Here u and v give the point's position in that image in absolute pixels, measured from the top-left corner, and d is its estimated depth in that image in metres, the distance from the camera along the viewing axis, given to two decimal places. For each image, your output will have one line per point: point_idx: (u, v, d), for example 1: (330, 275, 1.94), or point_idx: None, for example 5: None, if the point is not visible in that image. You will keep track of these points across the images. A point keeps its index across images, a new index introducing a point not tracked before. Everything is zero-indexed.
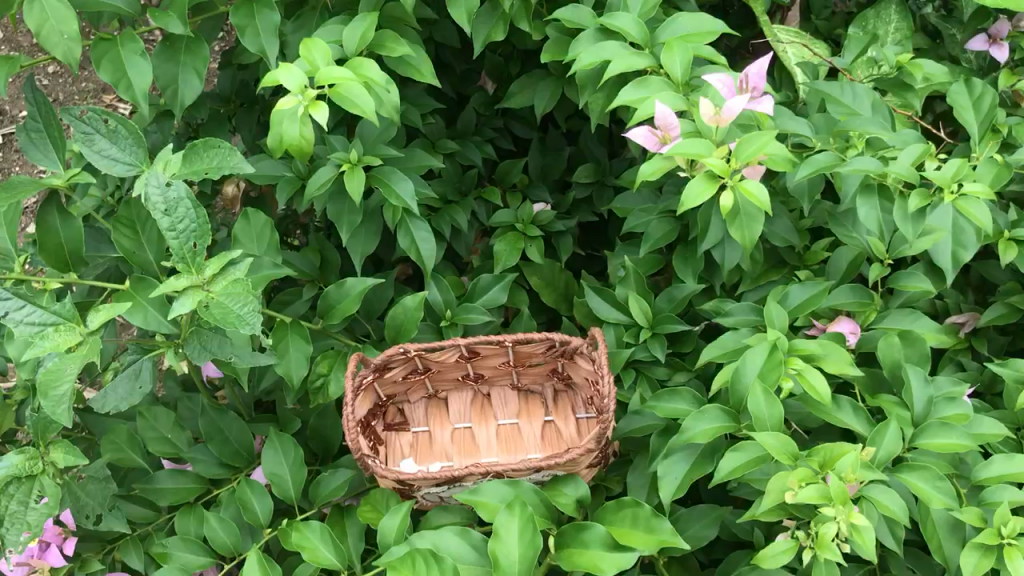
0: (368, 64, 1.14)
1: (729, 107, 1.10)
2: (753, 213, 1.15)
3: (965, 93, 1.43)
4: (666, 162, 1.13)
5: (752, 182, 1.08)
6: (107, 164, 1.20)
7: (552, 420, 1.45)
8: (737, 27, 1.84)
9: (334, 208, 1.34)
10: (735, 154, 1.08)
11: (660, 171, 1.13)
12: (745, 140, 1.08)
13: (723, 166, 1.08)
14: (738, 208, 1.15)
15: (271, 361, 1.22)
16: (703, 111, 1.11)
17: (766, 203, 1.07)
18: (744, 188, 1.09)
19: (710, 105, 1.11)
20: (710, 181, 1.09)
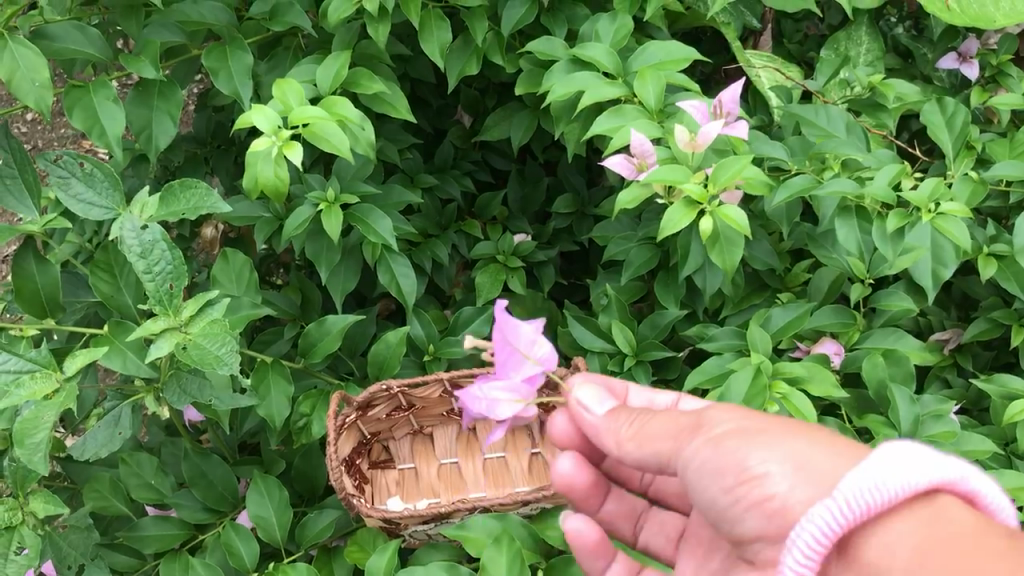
0: (344, 102, 1.14)
1: (704, 132, 1.11)
2: (733, 236, 1.14)
3: (938, 112, 1.45)
4: (642, 191, 1.13)
5: (731, 207, 1.08)
6: (84, 210, 1.19)
7: (539, 453, 1.44)
8: (711, 53, 1.85)
9: (313, 246, 1.33)
10: (712, 179, 1.09)
11: (637, 199, 1.13)
12: (722, 165, 1.09)
13: (701, 192, 1.08)
14: (715, 233, 1.14)
15: (253, 402, 1.22)
16: (679, 139, 1.12)
17: (746, 227, 1.08)
18: (724, 213, 1.09)
19: (685, 132, 1.12)
20: (689, 207, 1.10)
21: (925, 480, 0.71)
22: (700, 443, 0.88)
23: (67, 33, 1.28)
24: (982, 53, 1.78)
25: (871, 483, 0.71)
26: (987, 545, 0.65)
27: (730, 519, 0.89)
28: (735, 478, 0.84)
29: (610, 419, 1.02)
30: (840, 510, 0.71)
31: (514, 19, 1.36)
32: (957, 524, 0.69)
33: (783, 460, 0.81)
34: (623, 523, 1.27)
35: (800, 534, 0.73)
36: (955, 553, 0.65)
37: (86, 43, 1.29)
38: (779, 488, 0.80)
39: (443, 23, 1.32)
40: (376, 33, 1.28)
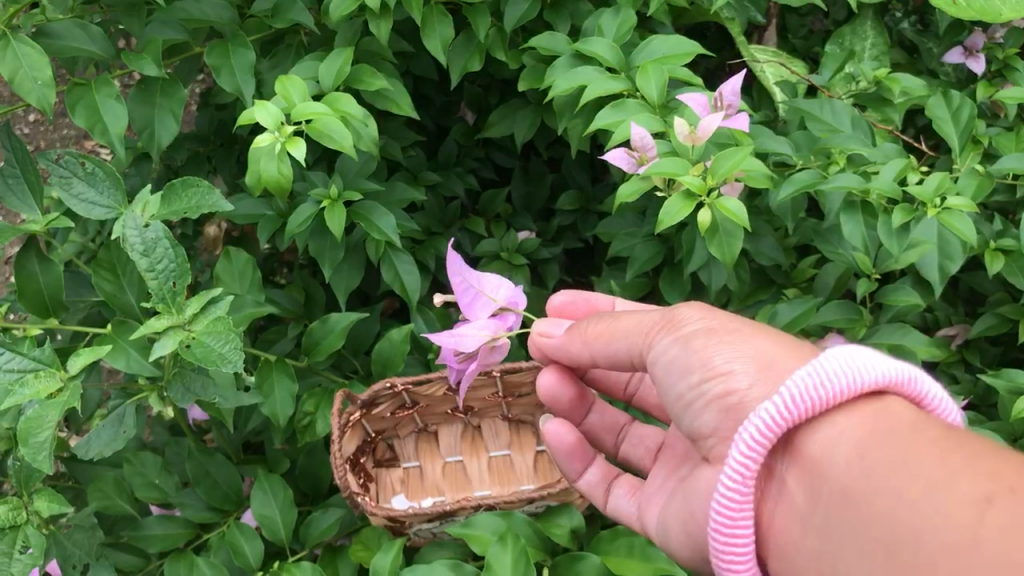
0: (346, 99, 1.13)
1: (704, 125, 1.10)
2: (732, 229, 1.13)
3: (944, 106, 1.44)
4: (643, 183, 1.13)
5: (730, 201, 1.08)
6: (84, 209, 1.20)
7: (544, 451, 1.43)
8: (714, 49, 1.84)
9: (316, 243, 1.33)
10: (711, 172, 1.08)
11: (637, 192, 1.13)
12: (722, 157, 1.07)
13: (701, 184, 1.07)
14: (715, 226, 1.13)
15: (255, 400, 1.21)
16: (679, 133, 1.11)
17: (744, 220, 1.07)
18: (722, 206, 1.08)
19: (685, 125, 1.11)
20: (688, 200, 1.09)
21: (872, 377, 0.78)
22: (669, 337, 0.97)
23: (68, 31, 1.27)
24: (988, 47, 1.77)
25: (820, 374, 0.78)
26: (920, 430, 0.73)
27: (688, 416, 0.95)
28: (699, 373, 0.91)
29: (573, 336, 1.13)
30: (791, 402, 0.78)
31: (517, 15, 1.36)
32: (896, 416, 0.76)
33: (745, 359, 0.88)
34: (606, 436, 1.33)
35: (750, 423, 0.80)
36: (894, 445, 0.72)
37: (89, 41, 1.28)
38: (739, 386, 0.87)
39: (445, 18, 1.31)
40: (377, 29, 1.27)
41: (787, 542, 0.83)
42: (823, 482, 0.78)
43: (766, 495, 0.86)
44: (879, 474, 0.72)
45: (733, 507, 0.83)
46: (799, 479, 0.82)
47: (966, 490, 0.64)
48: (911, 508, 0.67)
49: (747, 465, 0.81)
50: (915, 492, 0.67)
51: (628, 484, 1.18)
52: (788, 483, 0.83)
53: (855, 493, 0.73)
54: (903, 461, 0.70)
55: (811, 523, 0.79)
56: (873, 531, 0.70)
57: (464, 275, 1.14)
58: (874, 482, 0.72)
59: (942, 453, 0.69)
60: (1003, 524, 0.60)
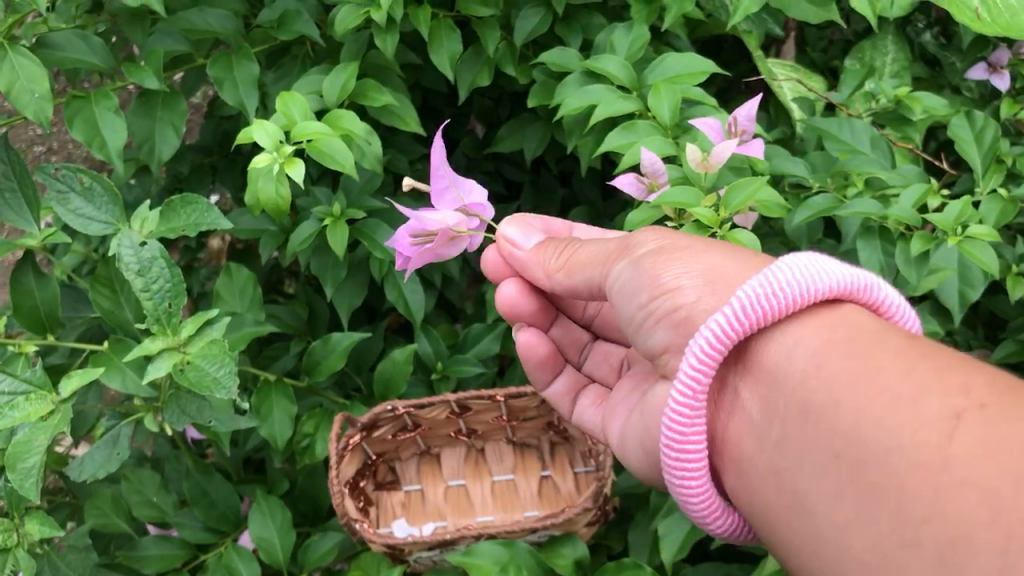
0: (348, 117, 1.10)
1: (717, 153, 1.06)
2: None
3: (967, 126, 1.40)
4: (653, 211, 1.09)
5: (743, 233, 1.03)
6: (81, 225, 1.16)
7: (549, 476, 1.39)
8: (731, 62, 1.80)
9: (318, 261, 1.30)
10: (724, 203, 1.04)
11: (646, 221, 1.09)
12: (735, 187, 1.03)
13: (713, 215, 1.04)
14: None
15: (253, 423, 1.19)
16: (691, 159, 1.07)
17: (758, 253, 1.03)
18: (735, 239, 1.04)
19: (697, 151, 1.07)
20: (699, 232, 1.05)
21: (826, 286, 0.75)
22: (624, 262, 0.93)
23: (69, 41, 1.25)
24: (1012, 63, 1.72)
25: (771, 284, 0.75)
26: (878, 340, 0.69)
27: (641, 335, 0.92)
28: (648, 292, 0.88)
29: (538, 253, 1.11)
30: (741, 313, 0.75)
31: (527, 29, 1.33)
32: (851, 325, 0.73)
33: (693, 274, 0.85)
34: (569, 351, 1.32)
35: (699, 338, 0.77)
36: (850, 353, 0.69)
37: (89, 52, 1.26)
38: (688, 299, 0.83)
39: (453, 33, 1.28)
40: (384, 44, 1.25)
41: (737, 462, 0.80)
42: (776, 394, 0.74)
43: (717, 409, 0.83)
44: (834, 384, 0.68)
45: (681, 426, 0.80)
46: (750, 392, 0.78)
47: (931, 406, 0.60)
48: (874, 422, 0.63)
49: (697, 382, 0.78)
50: (879, 405, 0.63)
51: (592, 395, 1.23)
52: (739, 398, 0.80)
53: (810, 405, 0.69)
54: (861, 372, 0.66)
55: (765, 440, 0.76)
56: (832, 444, 0.66)
57: (446, 171, 1.06)
58: (831, 393, 0.67)
59: (905, 363, 0.65)
60: (972, 444, 0.56)
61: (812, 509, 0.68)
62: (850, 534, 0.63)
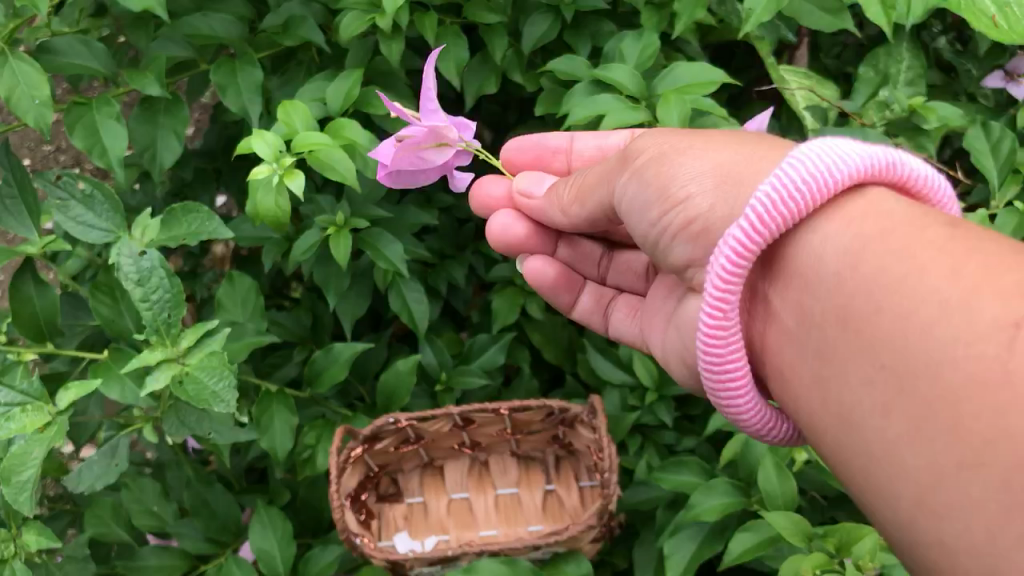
0: (351, 125, 1.09)
1: None
2: None
3: (983, 137, 1.37)
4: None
5: None
6: (82, 232, 1.13)
7: (554, 490, 1.37)
8: (742, 68, 1.78)
9: (321, 271, 1.28)
10: None
11: None
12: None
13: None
14: None
15: (253, 437, 1.17)
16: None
17: None
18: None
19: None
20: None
21: (851, 174, 0.74)
22: (628, 175, 0.94)
23: (70, 46, 1.23)
24: None
25: (785, 187, 0.75)
26: (914, 224, 0.69)
27: (663, 250, 0.94)
28: (660, 204, 0.89)
29: (550, 195, 1.12)
30: (760, 227, 0.75)
31: (535, 37, 1.31)
32: (883, 213, 0.72)
33: (702, 175, 0.85)
34: (585, 267, 1.31)
35: (722, 253, 0.77)
36: (889, 244, 0.68)
37: (92, 57, 1.25)
38: (701, 207, 0.84)
39: (460, 40, 1.26)
40: (389, 51, 1.23)
41: (781, 374, 0.81)
42: (812, 301, 0.74)
43: (755, 315, 0.85)
44: (874, 288, 0.67)
45: (716, 341, 0.81)
46: (785, 297, 0.79)
47: (986, 312, 0.59)
48: (927, 326, 0.62)
49: (726, 297, 0.79)
50: (926, 312, 0.62)
51: (626, 305, 1.24)
52: (776, 301, 0.81)
53: (847, 310, 0.70)
54: (904, 277, 0.65)
55: (810, 345, 0.75)
56: (879, 353, 0.65)
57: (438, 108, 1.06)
58: (872, 292, 0.67)
59: (951, 260, 0.64)
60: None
61: (860, 422, 0.67)
62: (900, 448, 0.63)
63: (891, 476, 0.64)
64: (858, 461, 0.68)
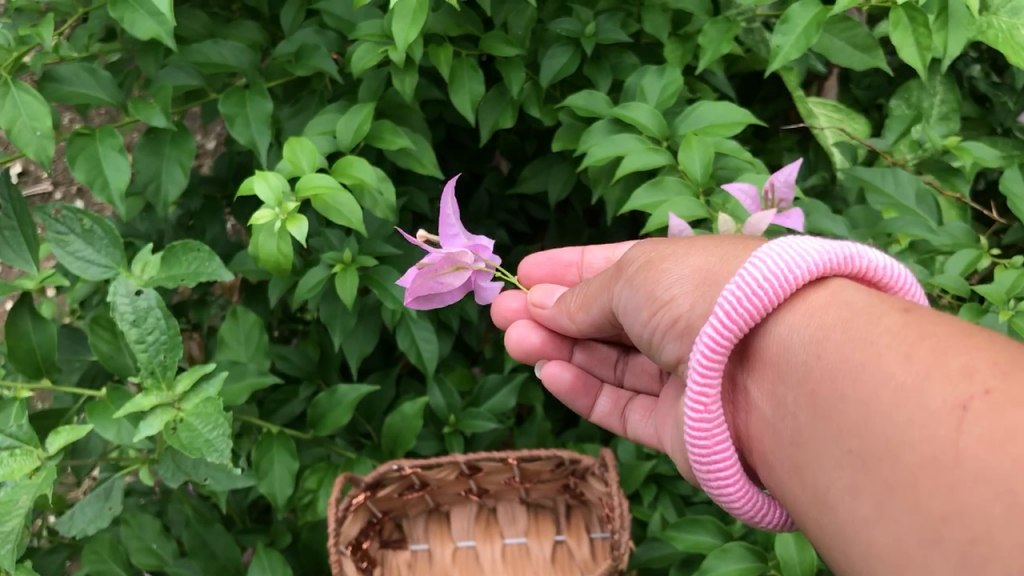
0: (358, 164, 1.05)
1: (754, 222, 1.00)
2: None
3: (1020, 180, 1.31)
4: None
5: None
6: (79, 268, 1.08)
7: (563, 540, 1.33)
8: (769, 99, 1.72)
9: (327, 309, 1.25)
10: None
11: None
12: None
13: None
14: None
15: (251, 482, 1.12)
16: (724, 231, 1.02)
17: None
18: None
19: (732, 223, 1.02)
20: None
21: (811, 261, 0.69)
22: (622, 285, 0.90)
23: (76, 74, 1.20)
24: None
25: (750, 282, 0.69)
26: (874, 309, 0.63)
27: (658, 354, 0.87)
28: (649, 309, 0.84)
29: (559, 304, 1.06)
30: (727, 322, 0.70)
31: (554, 69, 1.27)
32: (844, 299, 0.66)
33: (683, 278, 0.80)
34: (601, 369, 1.23)
35: (697, 346, 0.72)
36: (849, 329, 0.63)
37: (97, 85, 1.21)
38: (683, 308, 0.79)
39: (476, 73, 1.22)
40: (402, 84, 1.19)
41: (762, 457, 0.75)
42: (782, 385, 0.68)
43: (736, 407, 0.78)
44: (837, 371, 0.61)
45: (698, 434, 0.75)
46: (758, 384, 0.73)
47: (935, 395, 0.53)
48: (884, 417, 0.56)
49: (705, 388, 0.73)
50: (881, 398, 0.57)
51: (641, 407, 1.15)
52: (750, 390, 0.75)
53: (814, 397, 0.63)
54: (861, 363, 0.59)
55: (782, 433, 0.69)
56: (845, 443, 0.59)
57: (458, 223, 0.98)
58: (834, 380, 0.61)
59: (906, 343, 0.58)
60: (983, 435, 0.49)
61: (832, 510, 0.61)
62: (872, 539, 0.56)
63: (864, 563, 0.57)
64: (834, 546, 0.61)
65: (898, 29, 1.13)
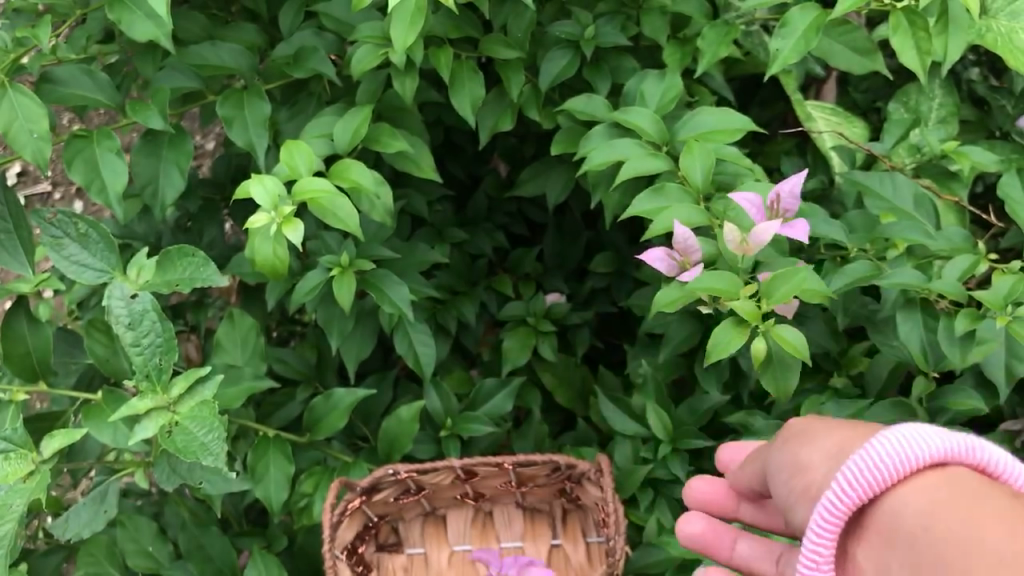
0: (355, 167, 1.05)
1: (759, 231, 1.01)
2: (788, 362, 1.05)
3: (1018, 185, 1.30)
4: (682, 294, 1.03)
5: (788, 329, 1.00)
6: (75, 272, 1.07)
7: (560, 544, 1.34)
8: (767, 103, 1.72)
9: (325, 312, 1.24)
10: (765, 295, 0.99)
11: (674, 303, 1.02)
12: (779, 278, 0.99)
13: (754, 310, 0.98)
14: (769, 357, 1.05)
15: (246, 485, 1.13)
16: (729, 240, 1.01)
17: (805, 353, 0.99)
18: (777, 333, 1.00)
19: (736, 233, 1.01)
20: (739, 327, 1.00)
21: (925, 450, 0.73)
22: (778, 445, 0.95)
23: (73, 76, 1.20)
24: None
25: (847, 480, 0.75)
26: (984, 498, 0.68)
27: (792, 516, 0.91)
28: (792, 472, 0.90)
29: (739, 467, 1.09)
30: (847, 487, 0.75)
31: (553, 72, 1.26)
32: (945, 491, 0.70)
33: (824, 458, 0.85)
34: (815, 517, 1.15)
35: (816, 513, 0.77)
36: (962, 515, 0.66)
37: (95, 88, 1.21)
38: (820, 475, 0.84)
39: (475, 76, 1.22)
40: (400, 87, 1.19)
41: None
42: (889, 553, 0.72)
43: None
44: (937, 549, 0.66)
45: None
46: (864, 550, 0.75)
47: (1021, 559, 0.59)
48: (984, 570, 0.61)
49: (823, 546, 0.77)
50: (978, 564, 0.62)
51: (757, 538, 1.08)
52: (859, 562, 0.76)
53: (921, 573, 0.67)
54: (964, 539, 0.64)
55: None
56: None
57: None
58: (943, 556, 0.65)
59: (1010, 532, 0.63)
60: None
61: None
62: None
63: None
64: None
65: (898, 32, 1.12)
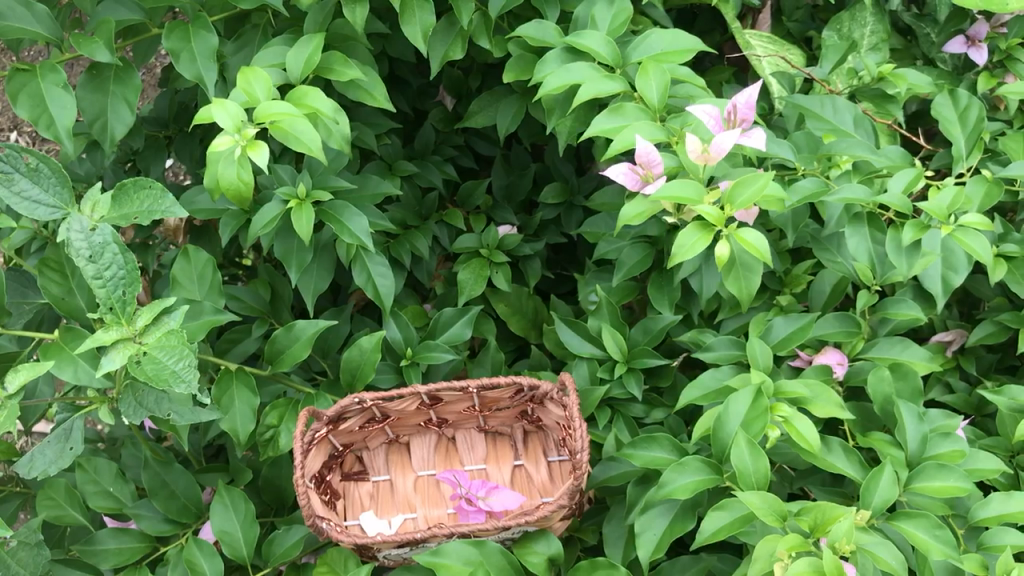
0: (314, 93, 1.04)
1: (718, 143, 1.03)
2: (751, 263, 1.11)
3: (950, 105, 1.34)
4: (648, 205, 1.07)
5: (751, 232, 1.03)
6: (27, 209, 1.03)
7: (522, 464, 1.40)
8: (705, 31, 1.74)
9: (282, 244, 1.24)
10: (729, 200, 1.03)
11: (642, 215, 1.07)
12: (740, 185, 1.02)
13: (718, 214, 1.02)
14: (733, 259, 1.11)
15: (215, 416, 1.12)
16: (690, 149, 1.04)
17: (766, 251, 1.02)
18: (740, 237, 1.04)
19: (697, 142, 1.04)
20: (704, 230, 1.04)
21: None
22: None
23: (11, 9, 1.15)
24: (991, 36, 1.67)
25: None
26: None
27: None
28: None
29: None
30: None
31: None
32: None
33: None
34: None
35: None
36: None
37: (34, 20, 1.17)
38: None
39: (425, 2, 1.21)
40: (350, 16, 1.18)
41: None
42: None
43: None
44: None
45: None
46: None
47: None
48: None
49: None
50: None
51: None
52: None
53: None
54: None
55: None
56: None
57: None
58: None
59: None
60: None
61: None
62: None
63: None
64: None
65: None
